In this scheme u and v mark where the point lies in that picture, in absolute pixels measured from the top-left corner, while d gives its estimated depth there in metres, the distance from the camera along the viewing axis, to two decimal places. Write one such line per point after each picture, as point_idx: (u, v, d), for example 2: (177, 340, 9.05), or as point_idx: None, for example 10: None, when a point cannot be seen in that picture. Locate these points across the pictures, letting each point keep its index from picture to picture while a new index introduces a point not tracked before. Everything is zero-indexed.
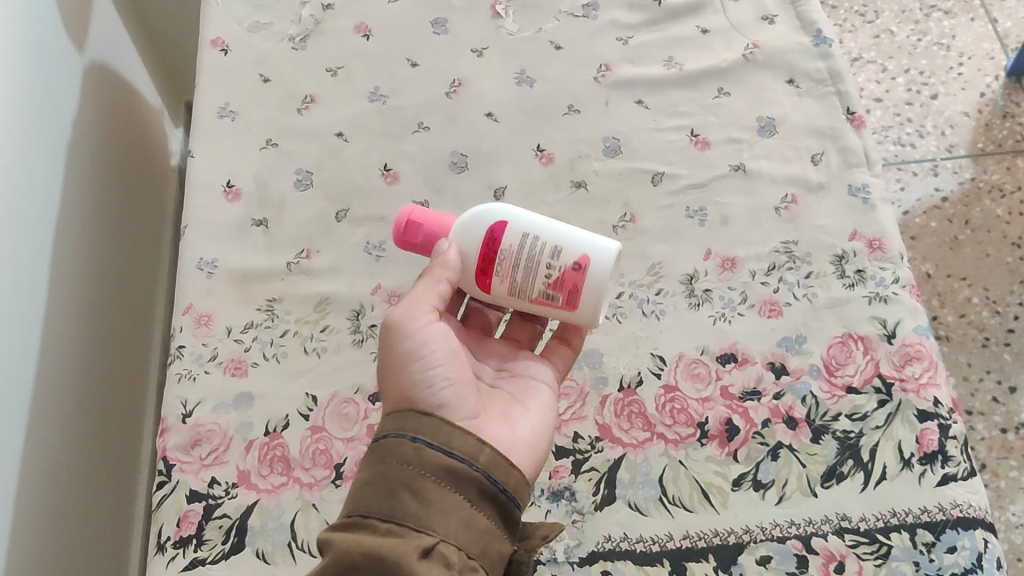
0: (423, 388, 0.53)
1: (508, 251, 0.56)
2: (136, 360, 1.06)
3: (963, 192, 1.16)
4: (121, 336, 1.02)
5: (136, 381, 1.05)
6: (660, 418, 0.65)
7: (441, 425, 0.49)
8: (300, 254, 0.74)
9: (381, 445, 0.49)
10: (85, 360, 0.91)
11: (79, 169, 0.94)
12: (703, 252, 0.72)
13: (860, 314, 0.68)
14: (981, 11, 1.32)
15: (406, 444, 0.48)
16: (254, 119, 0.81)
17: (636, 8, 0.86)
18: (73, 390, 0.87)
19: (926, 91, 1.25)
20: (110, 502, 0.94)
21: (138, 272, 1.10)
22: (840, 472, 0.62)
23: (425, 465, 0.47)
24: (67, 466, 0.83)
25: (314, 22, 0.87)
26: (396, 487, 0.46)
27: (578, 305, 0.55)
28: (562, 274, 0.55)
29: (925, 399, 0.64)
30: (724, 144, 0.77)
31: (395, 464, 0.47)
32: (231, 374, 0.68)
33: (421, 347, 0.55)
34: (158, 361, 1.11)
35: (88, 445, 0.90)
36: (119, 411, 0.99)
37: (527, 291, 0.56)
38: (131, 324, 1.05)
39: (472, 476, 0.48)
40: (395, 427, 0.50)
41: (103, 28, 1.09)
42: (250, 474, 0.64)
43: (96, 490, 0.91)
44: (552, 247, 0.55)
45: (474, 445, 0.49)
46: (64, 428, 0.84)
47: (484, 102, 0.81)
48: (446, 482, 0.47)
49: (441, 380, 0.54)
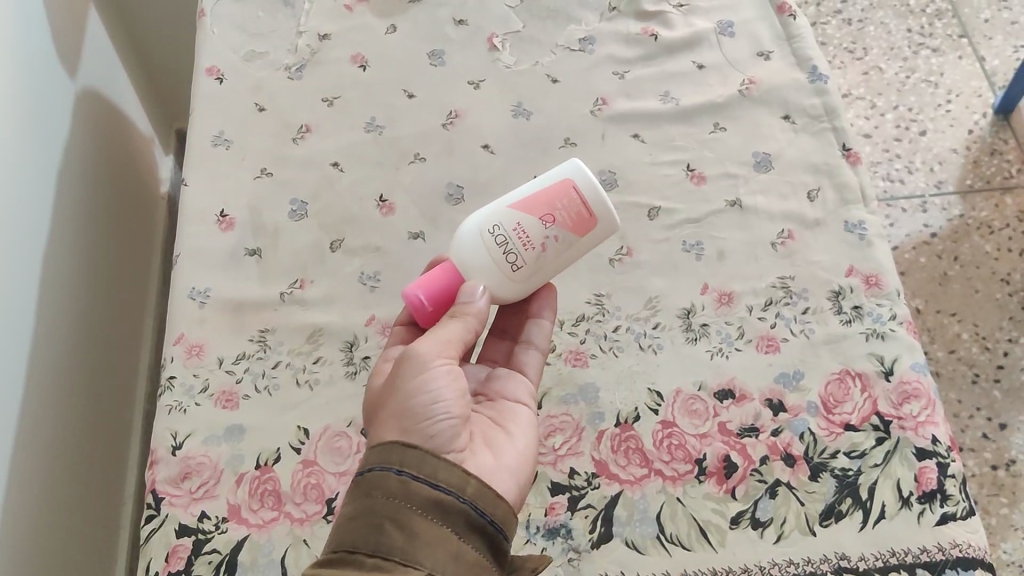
0: (422, 418, 0.50)
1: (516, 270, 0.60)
2: (126, 344, 1.07)
3: (952, 228, 1.16)
4: (112, 319, 1.04)
5: (126, 364, 1.06)
6: (658, 454, 0.65)
7: (426, 456, 0.48)
8: (294, 284, 0.73)
9: (365, 479, 0.47)
10: (76, 373, 0.91)
11: (71, 193, 0.94)
12: (699, 286, 0.72)
13: (857, 350, 0.68)
14: (969, 49, 1.33)
15: (391, 477, 0.47)
16: (248, 147, 0.81)
17: (633, 42, 0.86)
18: (66, 370, 0.88)
19: (915, 127, 1.26)
20: (99, 482, 0.94)
21: (130, 259, 1.12)
22: (839, 511, 0.61)
23: (412, 499, 0.46)
24: (55, 476, 0.83)
25: (310, 52, 0.87)
26: (382, 521, 0.45)
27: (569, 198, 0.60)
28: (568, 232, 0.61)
29: (923, 437, 0.63)
30: (720, 178, 0.77)
31: (381, 498, 0.46)
32: (222, 407, 0.67)
33: (431, 382, 0.52)
34: (148, 369, 1.11)
35: (76, 457, 0.89)
36: (109, 392, 1.00)
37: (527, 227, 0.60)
38: (121, 307, 1.07)
39: (459, 508, 0.47)
40: (380, 460, 0.48)
41: (97, 54, 1.09)
42: (240, 509, 0.63)
43: (86, 468, 0.92)
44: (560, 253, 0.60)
45: (460, 477, 0.48)
46: (54, 417, 0.84)
47: (481, 133, 0.81)
48: (434, 515, 0.46)
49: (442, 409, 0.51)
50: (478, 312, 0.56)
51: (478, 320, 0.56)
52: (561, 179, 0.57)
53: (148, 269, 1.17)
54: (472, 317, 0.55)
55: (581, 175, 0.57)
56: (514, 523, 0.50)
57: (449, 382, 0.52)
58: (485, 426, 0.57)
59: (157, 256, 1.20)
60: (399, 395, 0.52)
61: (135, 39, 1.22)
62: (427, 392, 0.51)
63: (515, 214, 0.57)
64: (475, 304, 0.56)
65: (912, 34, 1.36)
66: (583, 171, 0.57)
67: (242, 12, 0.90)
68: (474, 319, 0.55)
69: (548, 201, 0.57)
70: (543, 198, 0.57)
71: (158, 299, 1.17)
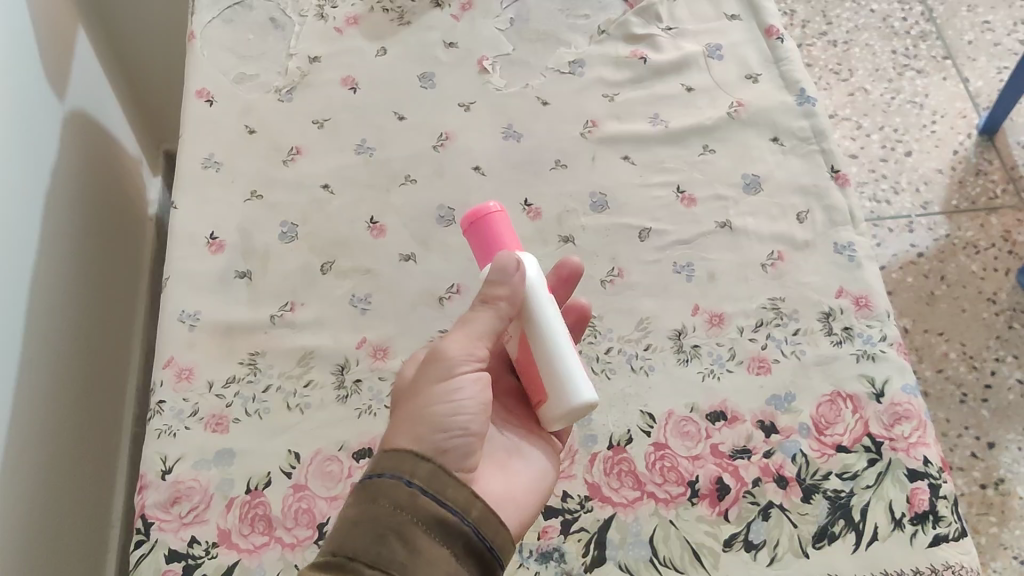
0: (439, 431, 0.50)
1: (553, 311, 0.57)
2: (114, 357, 1.07)
3: (938, 248, 1.17)
4: (101, 332, 1.04)
5: (115, 378, 1.07)
6: (650, 477, 0.64)
7: (438, 472, 0.48)
8: (284, 307, 0.73)
9: (374, 483, 0.47)
10: (65, 388, 0.91)
11: (59, 213, 0.94)
12: (691, 307, 0.72)
13: (848, 371, 0.68)
14: (952, 70, 1.34)
15: (401, 488, 0.46)
16: (239, 170, 0.81)
17: (622, 65, 0.86)
18: (55, 385, 0.88)
19: (900, 148, 1.27)
20: (86, 498, 0.94)
21: (120, 271, 1.12)
22: (832, 533, 0.61)
23: (418, 514, 0.46)
24: (42, 497, 0.82)
25: (300, 75, 0.87)
26: (385, 533, 0.44)
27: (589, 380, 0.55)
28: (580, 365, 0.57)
29: (915, 458, 0.64)
30: (709, 201, 0.78)
31: (387, 508, 0.46)
32: (212, 431, 0.67)
33: (454, 393, 0.52)
34: (137, 383, 1.11)
35: (64, 473, 0.89)
36: (97, 406, 1.00)
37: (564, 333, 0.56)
38: (110, 321, 1.07)
39: (461, 530, 0.46)
40: (392, 466, 0.48)
41: (85, 78, 1.09)
42: (231, 533, 0.62)
43: (75, 483, 0.91)
44: None
45: (467, 498, 0.47)
46: (42, 434, 0.84)
47: (471, 156, 0.81)
48: (436, 533, 0.45)
49: (460, 428, 0.51)
50: (505, 295, 0.54)
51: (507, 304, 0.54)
52: (546, 393, 0.55)
53: (136, 282, 1.17)
54: (498, 301, 0.54)
55: (546, 412, 0.55)
56: (511, 552, 0.49)
57: (473, 397, 0.53)
58: (505, 444, 0.58)
59: (146, 269, 1.21)
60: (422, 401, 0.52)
61: (123, 61, 1.22)
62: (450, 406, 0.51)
63: (518, 337, 0.56)
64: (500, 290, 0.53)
65: (897, 56, 1.37)
66: (552, 418, 0.55)
67: (232, 36, 0.90)
68: (502, 305, 0.54)
69: (531, 372, 0.56)
70: (532, 368, 0.56)
71: (147, 313, 1.18)
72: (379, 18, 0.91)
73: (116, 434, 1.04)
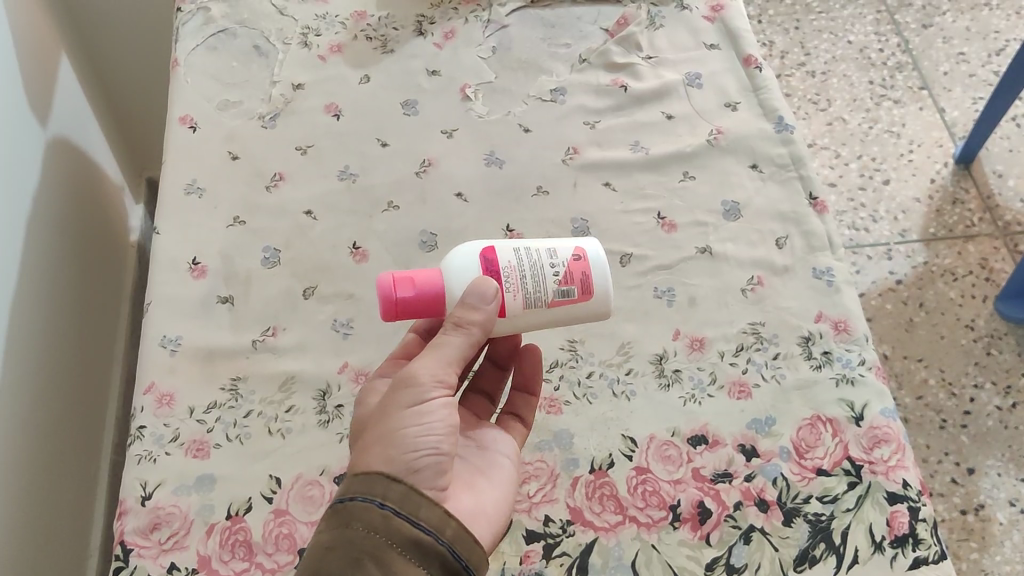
0: (409, 451, 0.49)
1: (510, 269, 0.55)
2: (95, 385, 1.06)
3: (916, 275, 1.18)
4: (81, 359, 1.03)
5: (95, 404, 1.06)
6: (632, 501, 0.65)
7: (411, 493, 0.47)
8: (266, 332, 0.73)
9: (346, 508, 0.47)
10: (43, 416, 0.90)
11: (40, 238, 0.94)
12: (672, 331, 0.72)
13: (827, 396, 0.68)
14: (928, 100, 1.37)
15: (374, 511, 0.46)
16: (221, 196, 0.81)
17: (603, 93, 0.87)
18: (33, 412, 0.87)
19: (878, 176, 1.28)
20: (65, 527, 0.93)
21: (100, 298, 1.12)
22: (813, 556, 0.62)
23: (392, 536, 0.45)
24: (20, 524, 0.82)
25: (284, 102, 0.87)
26: (362, 557, 0.44)
27: (590, 291, 0.56)
28: (568, 267, 0.56)
29: (894, 481, 0.64)
30: (690, 226, 0.78)
31: (361, 531, 0.45)
32: (192, 456, 0.67)
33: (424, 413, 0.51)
34: (118, 411, 1.10)
35: (42, 502, 0.88)
36: (76, 433, 0.99)
37: (541, 297, 0.55)
38: (91, 347, 1.07)
39: (437, 550, 0.46)
40: (362, 488, 0.47)
41: (69, 105, 1.09)
42: (211, 560, 0.62)
43: (52, 512, 0.90)
44: (545, 251, 0.56)
45: (441, 518, 0.47)
46: (20, 461, 0.83)
47: (454, 182, 0.81)
48: (412, 555, 0.45)
49: (429, 446, 0.50)
50: (483, 322, 0.53)
51: (481, 329, 0.53)
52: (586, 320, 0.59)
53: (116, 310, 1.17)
54: (470, 328, 0.52)
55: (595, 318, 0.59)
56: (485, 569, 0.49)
57: (442, 416, 0.51)
58: (468, 467, 0.57)
59: (127, 295, 1.20)
60: (392, 423, 0.50)
61: (108, 87, 1.23)
62: (420, 423, 0.50)
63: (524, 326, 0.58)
64: (477, 313, 0.53)
65: (874, 86, 1.39)
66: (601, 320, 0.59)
67: (216, 63, 0.91)
68: (476, 329, 0.53)
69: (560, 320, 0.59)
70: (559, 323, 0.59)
71: (126, 340, 1.17)
72: (362, 46, 0.92)
73: (94, 462, 1.03)
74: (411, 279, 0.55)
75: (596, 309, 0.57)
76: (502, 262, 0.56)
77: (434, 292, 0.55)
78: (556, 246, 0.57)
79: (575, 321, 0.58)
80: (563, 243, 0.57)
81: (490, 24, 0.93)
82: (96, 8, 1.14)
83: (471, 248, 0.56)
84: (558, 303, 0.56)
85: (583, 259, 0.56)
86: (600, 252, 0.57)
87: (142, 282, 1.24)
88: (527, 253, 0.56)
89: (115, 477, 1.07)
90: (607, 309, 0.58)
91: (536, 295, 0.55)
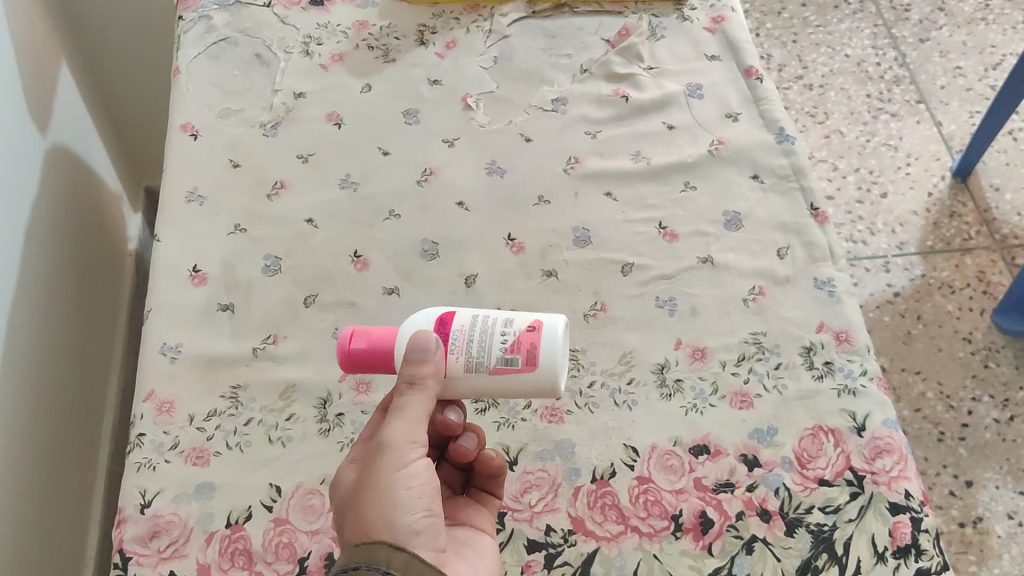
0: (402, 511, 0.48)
1: (460, 330, 0.54)
2: (92, 394, 1.06)
3: (914, 288, 1.19)
4: (78, 367, 1.03)
5: (92, 413, 1.06)
6: (634, 511, 0.64)
7: (414, 561, 0.47)
8: (267, 340, 0.73)
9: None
10: (40, 426, 0.89)
11: (39, 247, 0.93)
12: (674, 341, 0.72)
13: (829, 406, 0.68)
14: (926, 113, 1.37)
15: None
16: (222, 204, 0.81)
17: (604, 103, 0.88)
18: (30, 421, 0.87)
19: (876, 189, 1.28)
20: (61, 536, 0.93)
21: (97, 307, 1.11)
22: (815, 566, 0.61)
23: None
24: (16, 533, 0.81)
25: (285, 110, 0.87)
26: None
27: (538, 364, 0.53)
28: (517, 336, 0.53)
29: (896, 492, 0.64)
30: (691, 236, 0.78)
31: None
32: (192, 464, 0.66)
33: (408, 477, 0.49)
34: (115, 419, 1.10)
35: (38, 511, 0.88)
36: (72, 442, 0.99)
37: (483, 362, 0.53)
38: (88, 355, 1.06)
39: None
40: (364, 557, 0.46)
41: (69, 114, 1.09)
42: (210, 568, 0.62)
43: (48, 521, 0.90)
44: (502, 318, 0.54)
45: None
46: (16, 470, 0.83)
47: (455, 191, 0.81)
48: None
49: (420, 508, 0.49)
50: (432, 372, 0.52)
51: (433, 379, 0.52)
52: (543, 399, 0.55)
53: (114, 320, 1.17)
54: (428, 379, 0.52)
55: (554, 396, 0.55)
56: None
57: (427, 477, 0.50)
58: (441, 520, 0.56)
59: (125, 305, 1.20)
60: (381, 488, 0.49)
61: (108, 94, 1.23)
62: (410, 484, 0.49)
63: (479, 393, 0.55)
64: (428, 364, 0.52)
65: (871, 99, 1.39)
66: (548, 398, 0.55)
67: (217, 71, 0.91)
68: (430, 381, 0.52)
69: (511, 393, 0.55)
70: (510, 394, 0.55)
71: (124, 349, 1.17)
72: (364, 55, 0.92)
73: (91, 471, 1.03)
74: (368, 332, 0.56)
75: (545, 386, 0.54)
76: (455, 326, 0.54)
77: (385, 347, 0.55)
78: (514, 315, 0.54)
79: (523, 396, 0.54)
80: (522, 314, 0.55)
81: (491, 34, 0.94)
82: (95, 20, 1.14)
83: (433, 310, 0.56)
84: (498, 373, 0.53)
85: (536, 331, 0.54)
86: (560, 328, 0.54)
87: (140, 291, 1.24)
88: (480, 319, 0.54)
89: (111, 486, 1.06)
90: (557, 389, 0.54)
91: (471, 359, 0.53)
